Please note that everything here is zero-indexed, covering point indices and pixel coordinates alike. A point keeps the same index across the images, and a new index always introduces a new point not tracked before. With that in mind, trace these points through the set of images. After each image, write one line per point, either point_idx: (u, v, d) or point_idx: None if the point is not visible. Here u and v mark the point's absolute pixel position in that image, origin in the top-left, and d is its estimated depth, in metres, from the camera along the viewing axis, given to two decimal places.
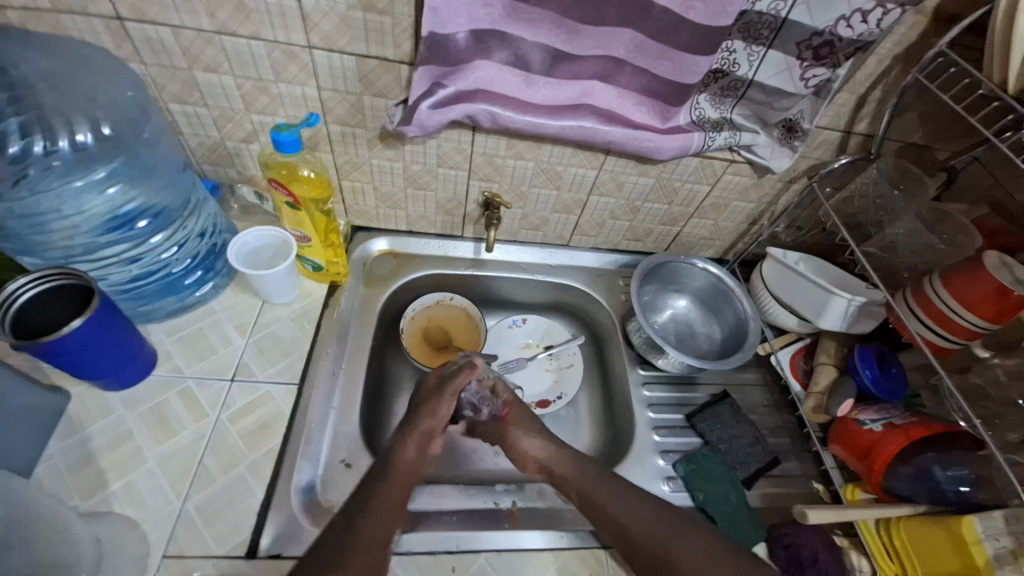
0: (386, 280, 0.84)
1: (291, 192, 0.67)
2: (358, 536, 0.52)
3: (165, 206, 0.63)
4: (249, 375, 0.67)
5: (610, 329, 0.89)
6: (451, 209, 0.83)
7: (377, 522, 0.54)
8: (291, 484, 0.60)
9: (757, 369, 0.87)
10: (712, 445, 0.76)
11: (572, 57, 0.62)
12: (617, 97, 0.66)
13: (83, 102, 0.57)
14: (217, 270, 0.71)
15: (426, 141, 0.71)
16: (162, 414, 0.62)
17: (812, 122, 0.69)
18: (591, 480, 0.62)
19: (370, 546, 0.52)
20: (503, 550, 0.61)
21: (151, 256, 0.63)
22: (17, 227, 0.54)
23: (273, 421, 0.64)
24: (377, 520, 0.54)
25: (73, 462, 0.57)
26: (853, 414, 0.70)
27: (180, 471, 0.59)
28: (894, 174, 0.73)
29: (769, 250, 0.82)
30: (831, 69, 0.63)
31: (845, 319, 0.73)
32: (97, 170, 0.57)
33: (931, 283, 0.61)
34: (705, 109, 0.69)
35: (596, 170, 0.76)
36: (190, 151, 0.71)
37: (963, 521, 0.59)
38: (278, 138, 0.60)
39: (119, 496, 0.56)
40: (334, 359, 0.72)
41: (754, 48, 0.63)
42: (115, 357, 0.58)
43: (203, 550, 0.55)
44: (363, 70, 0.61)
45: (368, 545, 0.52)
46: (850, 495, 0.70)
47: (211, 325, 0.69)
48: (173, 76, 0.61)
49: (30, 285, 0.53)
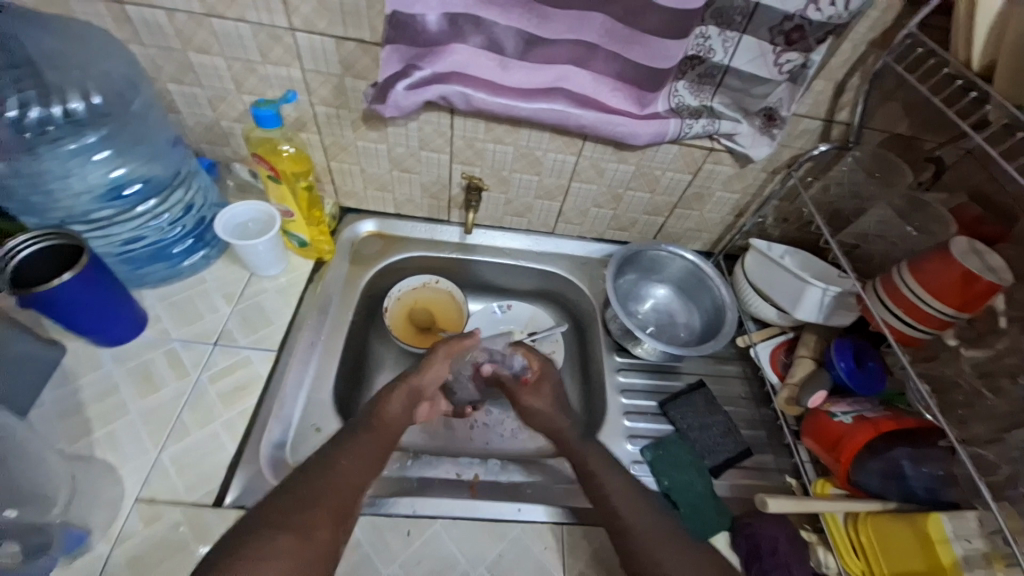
0: (371, 259, 0.87)
1: (273, 166, 0.71)
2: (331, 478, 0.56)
3: (155, 175, 0.68)
4: (231, 341, 0.71)
5: (590, 316, 0.90)
6: (436, 193, 0.85)
7: (353, 466, 0.58)
8: (261, 443, 0.64)
9: (738, 361, 0.85)
10: (682, 433, 0.75)
11: (543, 41, 0.63)
12: (592, 82, 0.67)
13: (76, 74, 0.62)
14: (208, 241, 0.75)
15: (407, 124, 0.73)
16: (148, 371, 0.66)
17: (790, 109, 0.68)
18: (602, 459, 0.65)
19: (342, 495, 0.55)
20: (459, 518, 0.63)
21: (141, 222, 0.68)
22: (22, 189, 0.60)
23: (250, 383, 0.68)
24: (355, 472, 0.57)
25: (62, 410, 0.62)
26: (824, 406, 0.68)
27: (158, 425, 0.63)
28: (872, 163, 0.72)
29: (753, 241, 0.80)
30: (804, 54, 0.63)
31: (822, 310, 0.72)
32: (87, 135, 0.62)
33: (898, 271, 0.59)
34: (684, 97, 0.69)
35: (575, 155, 0.77)
36: (189, 130, 0.76)
37: (930, 519, 0.56)
38: (259, 113, 0.64)
39: (101, 443, 0.61)
40: (313, 330, 0.75)
41: (728, 34, 0.63)
42: (106, 314, 0.63)
43: (173, 496, 0.58)
44: (342, 52, 0.65)
45: (335, 489, 0.55)
46: (820, 489, 0.67)
47: (201, 293, 0.74)
48: (169, 57, 0.65)
49: (30, 243, 0.58)
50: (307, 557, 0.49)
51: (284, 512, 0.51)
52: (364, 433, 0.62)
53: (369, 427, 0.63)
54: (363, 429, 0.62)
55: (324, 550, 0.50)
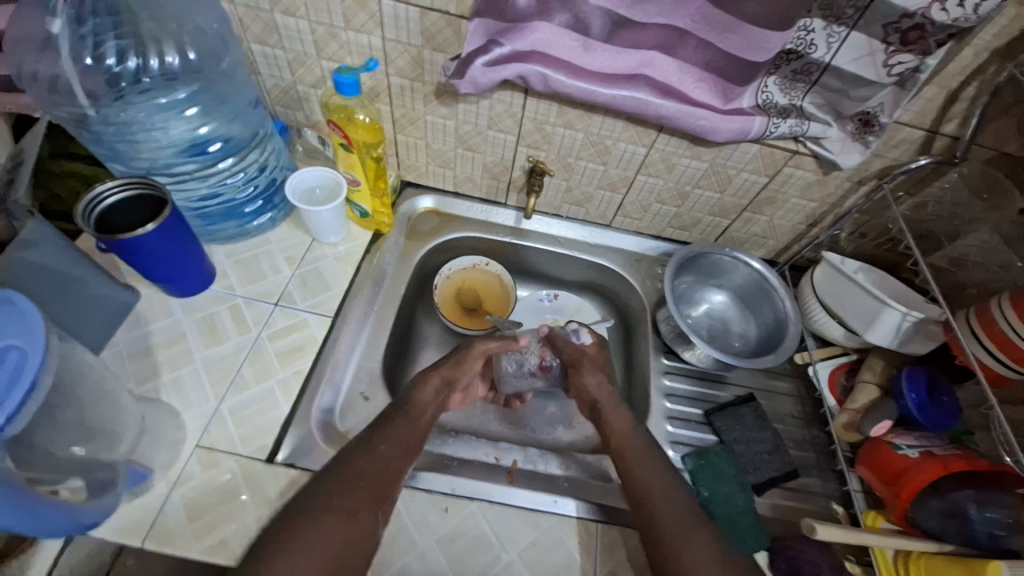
0: (427, 236, 0.87)
1: (347, 135, 0.71)
2: (366, 458, 0.56)
3: (236, 135, 0.70)
4: (290, 302, 0.73)
5: (640, 315, 0.87)
6: (497, 174, 0.84)
7: (391, 453, 0.57)
8: (313, 404, 0.66)
9: (792, 378, 0.82)
10: (727, 445, 0.73)
11: (633, 24, 0.60)
12: (678, 72, 0.63)
13: (172, 27, 0.62)
14: (275, 204, 0.77)
15: (478, 101, 0.72)
16: (213, 323, 0.69)
17: (891, 116, 0.63)
18: (642, 454, 0.62)
19: (380, 479, 0.55)
20: (495, 502, 0.63)
21: (217, 179, 0.70)
22: (110, 135, 0.62)
23: (306, 345, 0.69)
24: (388, 452, 0.57)
25: (134, 351, 0.66)
26: (888, 436, 0.65)
27: (219, 375, 0.66)
28: (979, 184, 0.67)
29: (826, 254, 0.76)
30: (920, 56, 0.57)
31: (897, 336, 0.67)
32: (178, 90, 0.64)
33: (998, 304, 0.55)
34: (773, 93, 0.65)
35: (646, 147, 0.74)
36: (266, 92, 0.77)
37: (990, 564, 0.52)
38: (340, 79, 0.64)
39: (167, 387, 0.64)
40: (367, 300, 0.77)
41: (835, 28, 0.58)
42: (179, 265, 0.65)
43: (229, 445, 0.61)
44: (425, 22, 0.63)
45: (375, 477, 0.55)
46: (870, 521, 0.64)
47: (265, 253, 0.76)
48: (257, 18, 0.66)
49: (116, 189, 0.60)
50: (343, 540, 0.50)
51: (327, 496, 0.52)
52: (399, 419, 0.61)
53: (404, 412, 0.62)
54: (400, 413, 0.62)
55: (361, 531, 0.51)
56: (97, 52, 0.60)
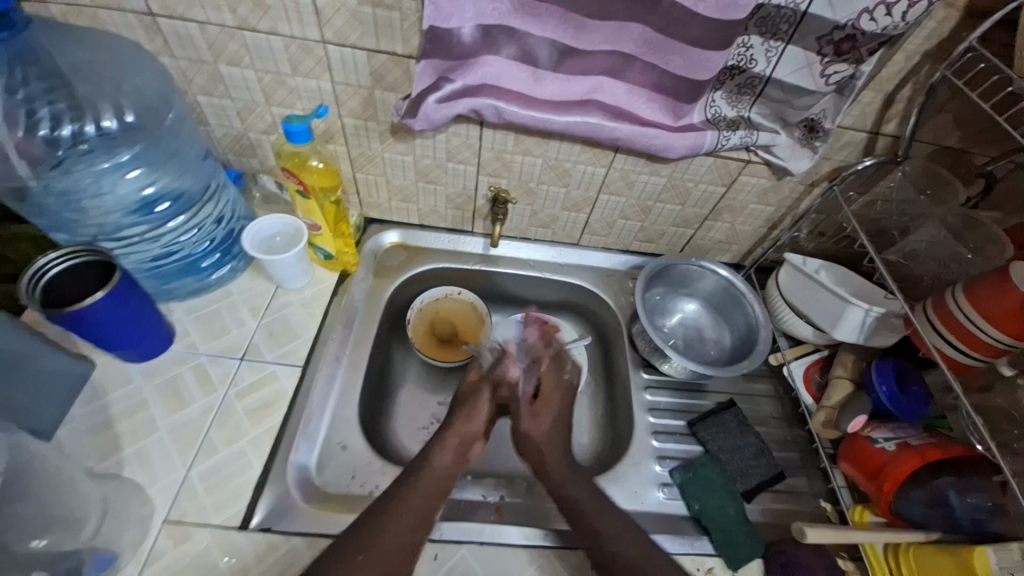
0: (395, 271, 0.86)
1: (301, 181, 0.70)
2: (377, 535, 0.52)
3: (185, 190, 0.68)
4: (257, 355, 0.70)
5: (616, 330, 0.88)
6: (461, 204, 0.84)
7: (404, 532, 0.54)
8: (287, 461, 0.63)
9: (769, 379, 0.83)
10: (713, 455, 0.73)
11: (580, 52, 0.61)
12: (628, 94, 0.64)
13: (109, 90, 0.61)
14: (235, 254, 0.75)
15: (435, 135, 0.71)
16: (176, 387, 0.66)
17: (834, 121, 0.66)
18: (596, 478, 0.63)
19: (391, 558, 0.52)
20: (486, 543, 0.62)
21: (170, 238, 0.68)
22: (55, 206, 0.60)
23: (276, 399, 0.67)
24: (401, 527, 0.54)
25: (92, 425, 0.62)
26: (865, 431, 0.66)
27: (186, 441, 0.62)
28: (922, 179, 0.70)
29: (788, 255, 0.78)
30: (854, 65, 0.60)
31: (863, 331, 0.69)
32: (121, 153, 0.62)
33: (953, 295, 0.57)
34: (721, 108, 0.67)
35: (605, 167, 0.75)
36: (216, 141, 0.75)
37: (976, 552, 0.53)
38: (289, 128, 0.63)
39: (130, 461, 0.60)
40: (338, 345, 0.75)
41: (772, 43, 0.60)
42: (134, 330, 0.62)
43: (201, 516, 0.58)
44: (373, 64, 0.63)
45: (385, 561, 0.51)
46: (858, 517, 0.65)
47: (227, 306, 0.73)
48: (200, 69, 0.65)
49: (57, 260, 0.58)
50: None
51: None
52: (414, 489, 0.58)
53: (421, 477, 0.59)
54: (415, 478, 0.58)
55: None
56: (31, 121, 0.58)
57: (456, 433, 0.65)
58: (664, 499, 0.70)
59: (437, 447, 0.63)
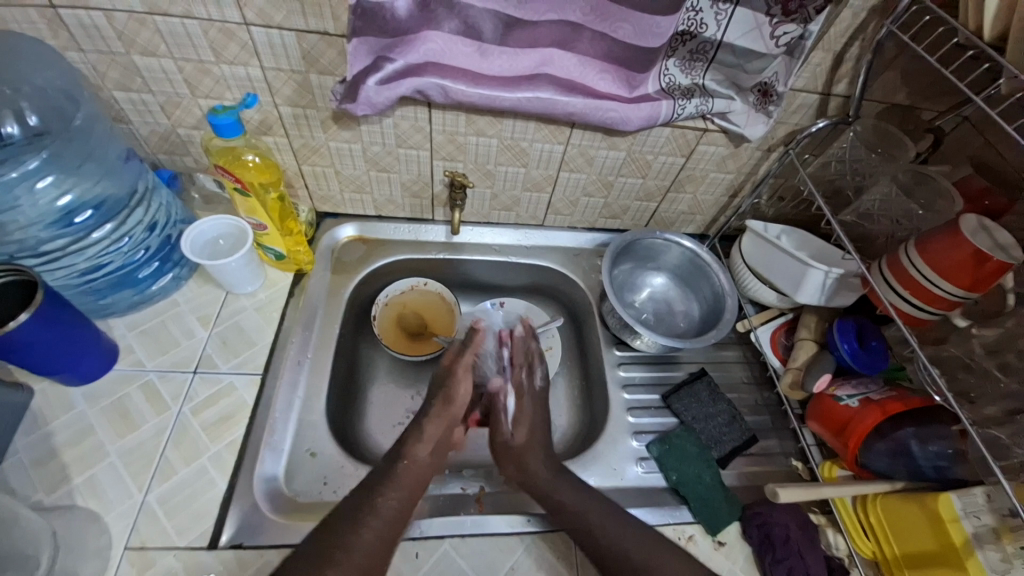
0: (354, 266, 0.82)
1: (239, 177, 0.65)
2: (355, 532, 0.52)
3: (108, 196, 0.63)
4: (211, 367, 0.67)
5: (586, 308, 0.87)
6: (417, 191, 0.81)
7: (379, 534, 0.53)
8: (253, 474, 0.60)
9: (738, 346, 0.85)
10: (687, 425, 0.74)
11: (525, 24, 0.58)
12: (578, 65, 0.62)
13: (7, 92, 0.55)
14: (176, 261, 0.71)
15: (381, 120, 0.68)
16: (123, 408, 0.62)
17: (786, 84, 0.65)
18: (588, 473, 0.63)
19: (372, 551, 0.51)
20: (468, 535, 0.61)
21: (97, 250, 0.63)
22: None
23: (235, 412, 0.64)
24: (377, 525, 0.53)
25: (37, 457, 0.58)
26: (830, 390, 0.68)
27: (141, 464, 0.59)
28: (873, 138, 0.71)
29: (749, 223, 0.78)
30: (802, 24, 0.59)
31: (823, 292, 0.70)
32: (27, 161, 0.55)
33: (906, 252, 0.58)
34: (675, 76, 0.64)
35: (563, 144, 0.73)
36: (142, 140, 0.70)
37: (940, 499, 0.56)
38: (216, 121, 0.59)
39: (81, 490, 0.57)
40: (299, 348, 0.72)
41: (721, 6, 0.58)
42: (70, 352, 0.58)
43: (164, 541, 0.55)
44: (304, 45, 0.59)
45: (358, 569, 0.50)
46: (827, 473, 0.67)
47: (174, 317, 0.69)
48: (112, 62, 0.59)
49: None
50: None
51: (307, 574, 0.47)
52: (388, 490, 0.57)
53: (399, 470, 0.59)
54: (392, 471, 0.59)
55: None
56: None
57: (440, 423, 0.65)
58: (643, 473, 0.71)
59: (415, 436, 0.63)
